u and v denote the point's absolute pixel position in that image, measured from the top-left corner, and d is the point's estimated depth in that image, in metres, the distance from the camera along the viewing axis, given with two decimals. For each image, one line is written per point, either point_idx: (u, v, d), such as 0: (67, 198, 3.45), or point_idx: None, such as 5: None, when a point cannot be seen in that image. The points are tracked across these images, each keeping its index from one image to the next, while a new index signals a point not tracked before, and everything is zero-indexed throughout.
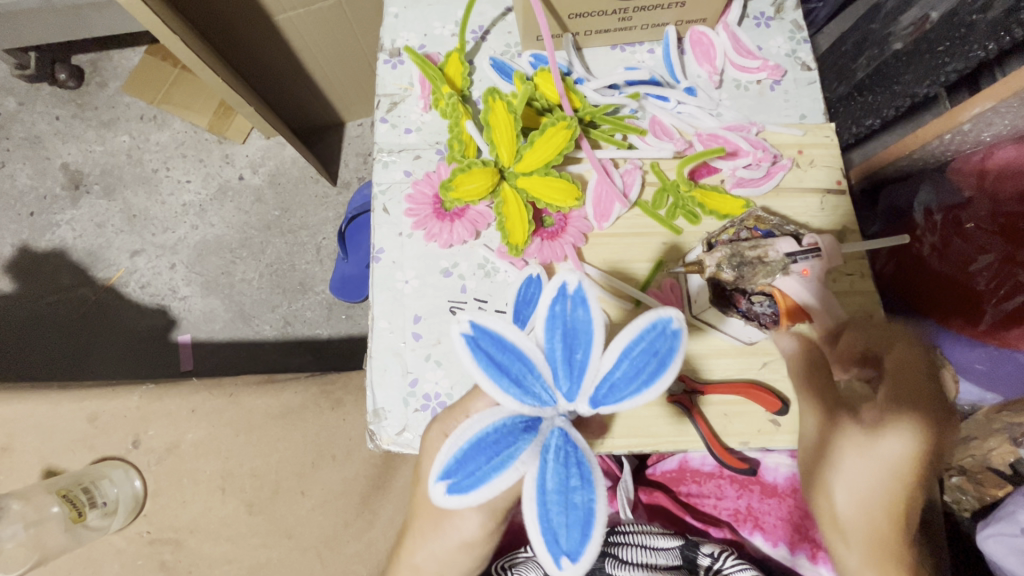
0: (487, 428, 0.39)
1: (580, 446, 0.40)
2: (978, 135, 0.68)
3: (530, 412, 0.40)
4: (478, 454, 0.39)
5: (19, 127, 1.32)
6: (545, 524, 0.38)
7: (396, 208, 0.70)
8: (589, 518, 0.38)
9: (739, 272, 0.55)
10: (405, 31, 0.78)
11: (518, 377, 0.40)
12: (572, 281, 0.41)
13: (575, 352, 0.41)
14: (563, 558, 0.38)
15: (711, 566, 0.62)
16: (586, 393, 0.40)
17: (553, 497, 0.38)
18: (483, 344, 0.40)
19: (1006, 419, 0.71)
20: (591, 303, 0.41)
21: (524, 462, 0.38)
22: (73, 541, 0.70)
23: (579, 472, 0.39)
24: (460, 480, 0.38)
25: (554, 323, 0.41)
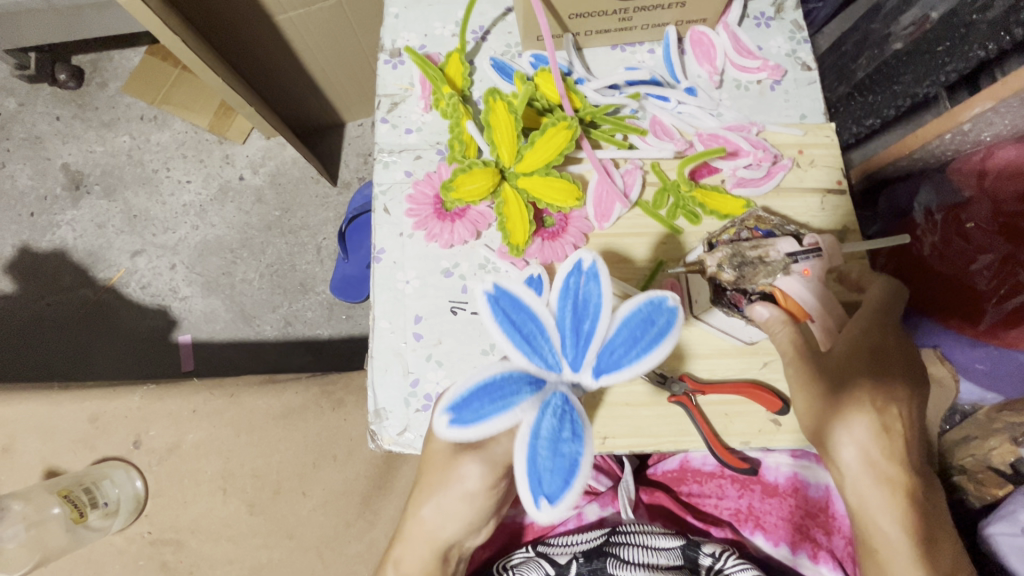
0: (494, 376, 0.44)
1: (575, 409, 0.44)
2: (978, 135, 0.69)
3: (535, 370, 0.44)
4: (481, 397, 0.43)
5: (19, 127, 1.32)
6: (533, 467, 0.42)
7: (396, 208, 0.71)
8: (573, 469, 0.42)
9: (739, 272, 0.57)
10: (405, 32, 0.78)
11: (529, 337, 0.45)
12: (587, 258, 0.45)
13: (584, 322, 0.45)
14: (543, 500, 0.41)
15: (712, 566, 0.62)
16: (586, 360, 0.45)
17: (544, 444, 0.42)
18: (502, 303, 0.45)
19: (1006, 418, 0.70)
20: (602, 280, 0.45)
21: (524, 410, 0.43)
22: (74, 542, 0.70)
23: (570, 428, 0.43)
24: (462, 417, 0.42)
25: (569, 295, 0.46)
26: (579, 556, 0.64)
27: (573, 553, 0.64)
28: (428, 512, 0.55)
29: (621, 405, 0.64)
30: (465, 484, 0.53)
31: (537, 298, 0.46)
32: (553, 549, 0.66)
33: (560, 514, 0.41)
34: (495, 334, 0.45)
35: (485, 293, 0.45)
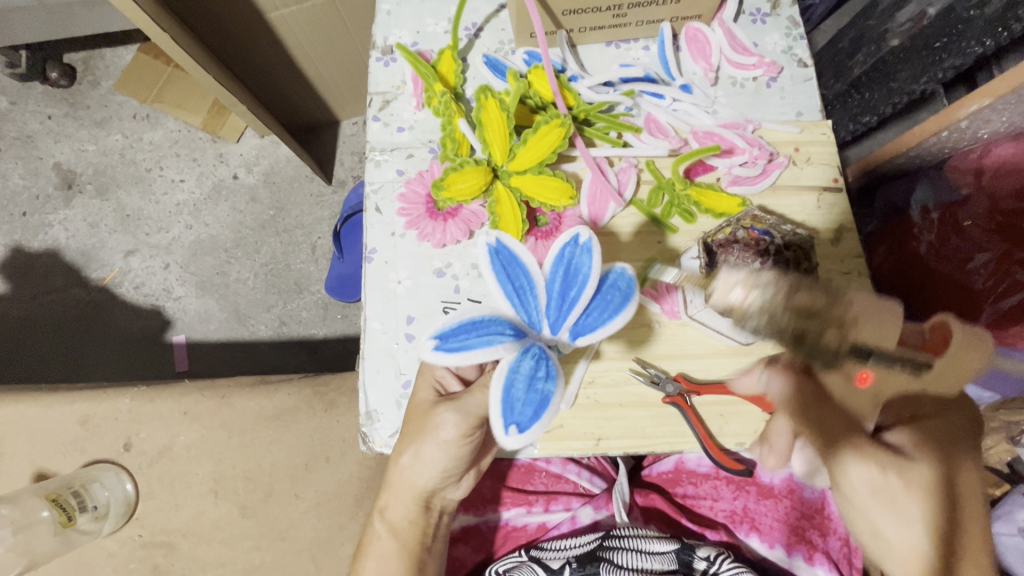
0: (482, 315, 0.48)
1: (553, 357, 0.48)
2: (975, 132, 0.67)
3: (519, 321, 0.49)
4: (467, 330, 0.47)
5: (10, 126, 1.31)
6: (507, 395, 0.46)
7: (388, 207, 0.70)
8: (544, 403, 0.46)
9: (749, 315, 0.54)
10: (397, 28, 0.77)
11: (519, 290, 0.49)
12: (584, 233, 0.50)
13: (571, 287, 0.50)
14: (513, 426, 0.45)
15: (706, 569, 0.61)
16: (565, 321, 0.49)
17: (521, 381, 0.46)
18: (500, 254, 0.49)
19: (1004, 417, 0.69)
20: (595, 254, 0.49)
21: (505, 346, 0.46)
22: (63, 545, 0.69)
23: (546, 368, 0.46)
24: (448, 342, 0.46)
25: (562, 261, 0.50)
26: (573, 561, 0.63)
27: (566, 558, 0.64)
28: (408, 458, 0.57)
29: (615, 406, 0.63)
30: (441, 433, 0.54)
31: (533, 259, 0.50)
32: (546, 552, 0.65)
33: (525, 441, 0.45)
34: (490, 283, 0.49)
35: (487, 247, 0.49)
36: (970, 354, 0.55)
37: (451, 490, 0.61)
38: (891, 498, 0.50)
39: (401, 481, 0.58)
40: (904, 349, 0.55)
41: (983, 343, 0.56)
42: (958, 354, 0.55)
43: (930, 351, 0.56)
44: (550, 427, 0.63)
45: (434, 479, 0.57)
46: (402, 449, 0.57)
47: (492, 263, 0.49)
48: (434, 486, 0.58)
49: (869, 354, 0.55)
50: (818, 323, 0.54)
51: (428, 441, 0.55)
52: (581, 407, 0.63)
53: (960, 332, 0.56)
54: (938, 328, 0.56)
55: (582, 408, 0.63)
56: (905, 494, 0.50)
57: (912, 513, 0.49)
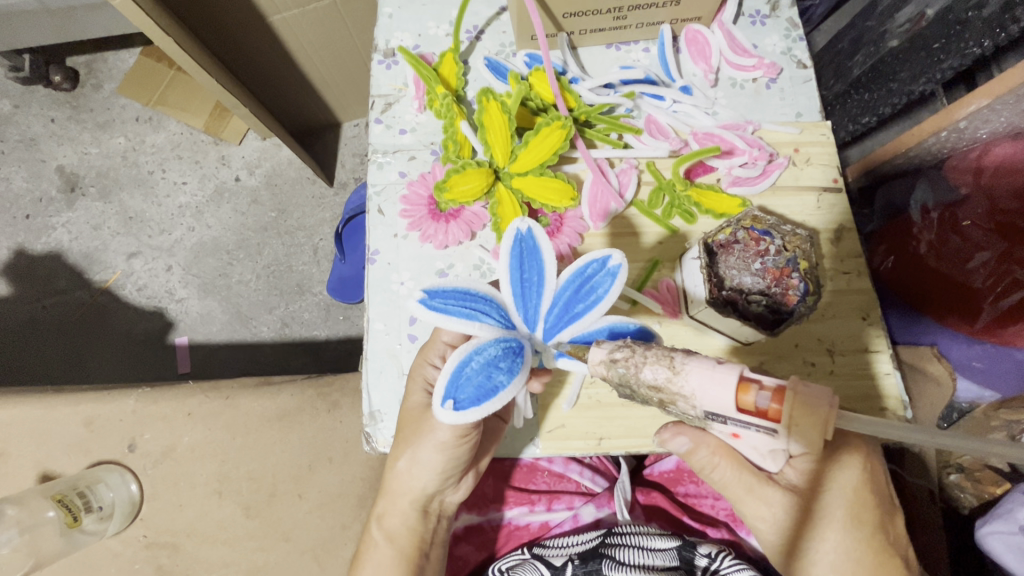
0: (475, 289, 0.49)
1: (524, 358, 0.48)
2: (975, 132, 0.68)
3: (513, 310, 0.49)
4: (457, 298, 0.48)
5: (13, 129, 1.32)
6: (459, 371, 0.45)
7: (390, 208, 0.70)
8: (490, 392, 0.45)
9: (619, 386, 0.44)
10: (399, 31, 0.77)
11: (524, 284, 0.49)
12: (616, 258, 0.49)
13: (579, 303, 0.50)
14: (449, 400, 0.44)
15: (708, 566, 0.62)
16: (559, 332, 0.50)
17: (477, 360, 0.46)
18: (522, 246, 0.49)
19: (1004, 416, 0.71)
20: (617, 282, 0.49)
21: (482, 326, 0.47)
22: (69, 546, 0.70)
23: (509, 363, 0.47)
24: (434, 300, 0.47)
25: (581, 276, 0.50)
26: (575, 558, 0.64)
27: (568, 556, 0.64)
28: (404, 463, 0.57)
29: (617, 406, 0.64)
30: (437, 434, 0.54)
31: (554, 265, 0.50)
32: (549, 550, 0.66)
33: (456, 421, 0.44)
34: (501, 265, 0.49)
35: (515, 231, 0.49)
36: (806, 428, 0.41)
37: (449, 493, 0.61)
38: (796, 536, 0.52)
39: (397, 488, 0.58)
40: (750, 419, 0.41)
41: (827, 409, 0.41)
42: (801, 423, 0.41)
43: (772, 418, 0.41)
44: (552, 426, 0.63)
45: (431, 482, 0.57)
46: (398, 453, 0.57)
47: (511, 249, 0.49)
48: (433, 489, 0.58)
49: (723, 421, 0.42)
50: (667, 398, 0.43)
51: (426, 443, 0.55)
52: (583, 407, 0.64)
53: (805, 394, 0.41)
54: (776, 389, 0.41)
55: (584, 407, 0.64)
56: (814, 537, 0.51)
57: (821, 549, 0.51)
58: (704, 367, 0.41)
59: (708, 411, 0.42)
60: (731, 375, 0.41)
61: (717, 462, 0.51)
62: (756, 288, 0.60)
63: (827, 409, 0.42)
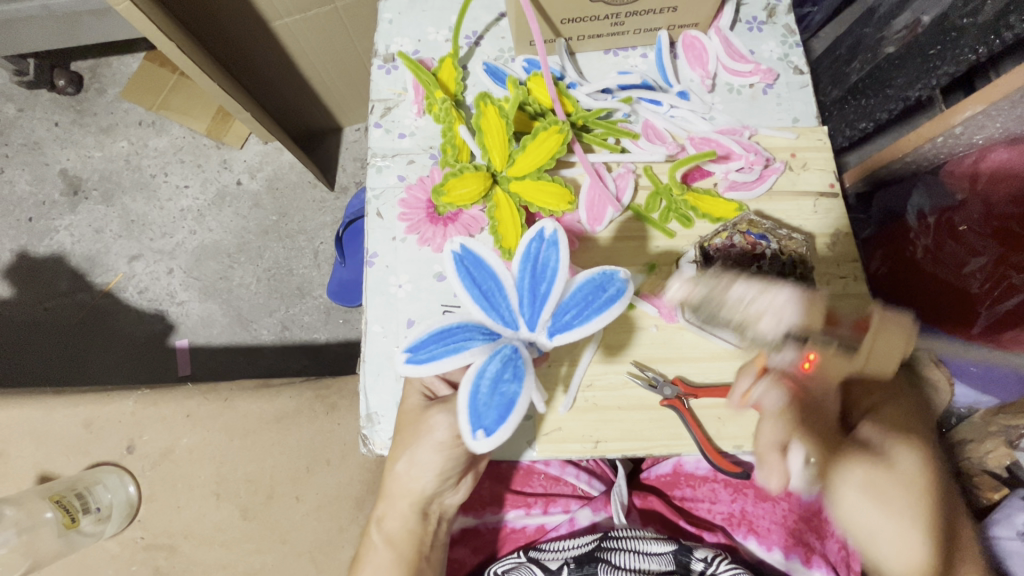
0: (452, 324, 0.49)
1: (523, 356, 0.47)
2: (970, 138, 0.68)
3: (491, 321, 0.49)
4: (436, 341, 0.48)
5: (18, 133, 1.33)
6: (473, 401, 0.46)
7: (390, 212, 0.71)
8: (510, 405, 0.45)
9: (706, 301, 0.57)
10: (399, 37, 0.78)
11: (488, 294, 0.49)
12: (549, 228, 0.50)
13: (542, 283, 0.49)
14: (479, 431, 0.45)
15: (704, 570, 0.61)
16: (540, 316, 0.48)
17: (484, 382, 0.46)
18: (467, 262, 0.50)
19: (1002, 421, 0.72)
20: (561, 248, 0.50)
21: (471, 351, 0.47)
22: (67, 546, 0.70)
23: (512, 370, 0.46)
24: (417, 354, 0.48)
25: (530, 260, 0.50)
26: (571, 562, 0.64)
27: (564, 559, 0.64)
28: (403, 464, 0.57)
29: (614, 409, 0.64)
30: (435, 435, 0.55)
31: (500, 261, 0.50)
32: (544, 554, 0.66)
33: (495, 445, 0.45)
34: (456, 290, 0.50)
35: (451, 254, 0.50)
36: (887, 342, 0.52)
37: (448, 495, 0.61)
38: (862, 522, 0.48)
39: (394, 491, 0.58)
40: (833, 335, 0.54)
41: (908, 334, 0.52)
42: (880, 342, 0.52)
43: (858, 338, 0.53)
44: (548, 428, 0.64)
45: (430, 483, 0.57)
46: (397, 455, 0.57)
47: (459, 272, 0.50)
48: (432, 490, 0.58)
49: (806, 340, 0.54)
50: (757, 311, 0.55)
51: (426, 443, 0.55)
52: (581, 409, 0.64)
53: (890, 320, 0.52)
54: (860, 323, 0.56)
55: (582, 410, 0.64)
56: (860, 466, 0.49)
57: (870, 483, 0.48)
58: (798, 293, 0.54)
59: (793, 326, 0.54)
60: (817, 299, 0.54)
61: (794, 424, 0.53)
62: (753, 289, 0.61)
63: (906, 335, 0.52)
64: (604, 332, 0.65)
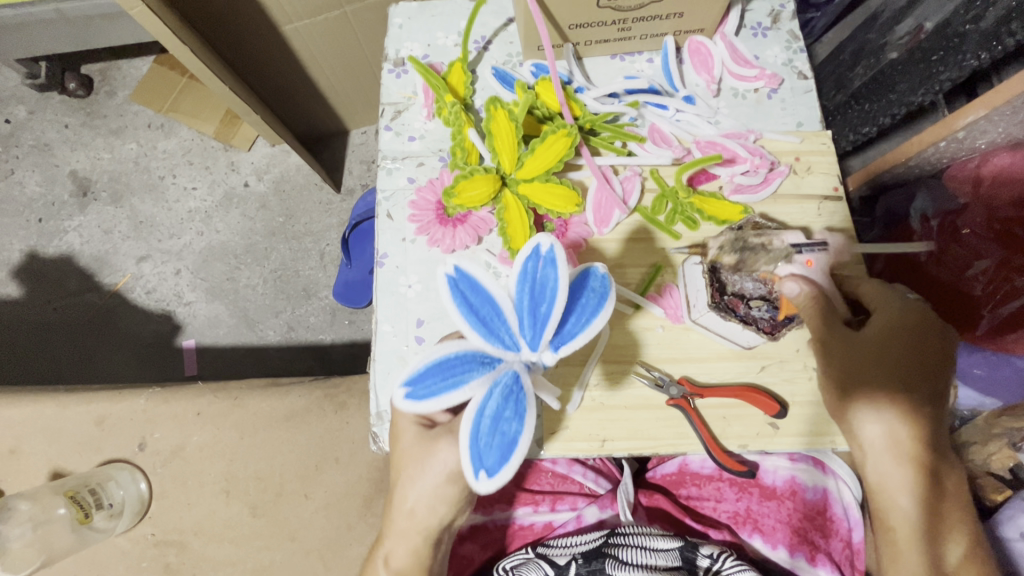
0: (450, 354, 0.46)
1: (524, 390, 0.45)
2: (973, 143, 0.70)
3: (491, 349, 0.46)
4: (435, 374, 0.45)
5: (28, 134, 1.34)
6: (473, 440, 0.43)
7: (399, 213, 0.72)
8: (512, 447, 0.43)
9: (740, 256, 0.60)
10: (409, 42, 0.79)
11: (486, 320, 0.46)
12: (545, 243, 0.46)
13: (541, 303, 0.46)
14: (482, 472, 0.43)
15: (710, 567, 0.62)
16: (542, 338, 0.46)
17: (486, 421, 0.44)
18: (462, 286, 0.47)
19: (1006, 424, 0.72)
20: (560, 265, 0.46)
21: (471, 387, 0.44)
22: (80, 542, 0.71)
23: (513, 408, 0.44)
24: (416, 390, 0.44)
25: (527, 278, 0.47)
26: (579, 557, 0.64)
27: (573, 554, 0.65)
28: (411, 463, 0.57)
29: (620, 408, 0.65)
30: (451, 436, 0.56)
31: (496, 281, 0.47)
32: (553, 550, 0.67)
33: (498, 485, 0.43)
34: (453, 316, 0.47)
35: (445, 277, 0.47)
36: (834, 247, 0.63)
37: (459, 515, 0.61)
38: (919, 442, 0.58)
39: (401, 494, 0.59)
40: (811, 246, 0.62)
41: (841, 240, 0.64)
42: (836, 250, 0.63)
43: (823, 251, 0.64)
44: (557, 428, 0.64)
45: (447, 509, 0.58)
46: (405, 453, 0.58)
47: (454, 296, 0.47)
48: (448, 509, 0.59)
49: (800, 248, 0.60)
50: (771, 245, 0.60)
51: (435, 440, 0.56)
52: (588, 409, 0.65)
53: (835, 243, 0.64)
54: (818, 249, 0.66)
55: (587, 410, 0.65)
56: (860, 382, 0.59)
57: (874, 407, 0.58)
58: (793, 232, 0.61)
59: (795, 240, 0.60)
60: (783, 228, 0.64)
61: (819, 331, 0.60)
62: (760, 292, 0.62)
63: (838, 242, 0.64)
64: (610, 332, 0.66)
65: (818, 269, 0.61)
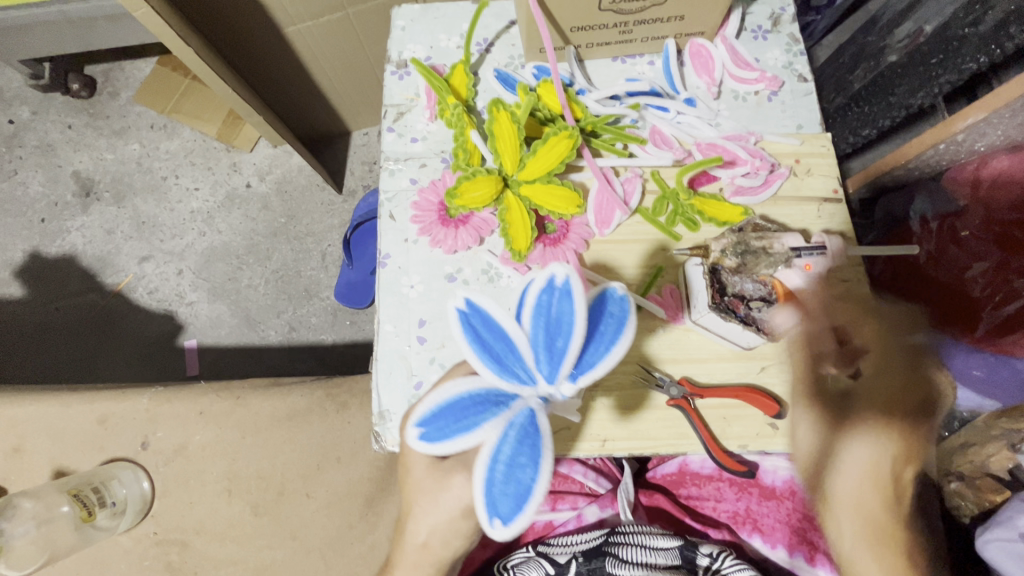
0: (463, 394, 0.45)
1: (541, 429, 0.43)
2: (972, 145, 0.71)
3: (505, 386, 0.45)
4: (448, 414, 0.45)
5: (31, 135, 1.35)
6: (487, 486, 0.42)
7: (402, 214, 0.72)
8: (526, 495, 0.41)
9: (742, 259, 0.61)
10: (411, 44, 0.80)
11: (499, 356, 0.46)
12: (560, 275, 0.46)
13: (558, 337, 0.45)
14: (497, 520, 0.41)
15: (710, 565, 0.63)
16: (559, 372, 0.44)
17: (500, 465, 0.42)
18: (475, 322, 0.48)
19: (1004, 425, 0.72)
20: (574, 297, 0.45)
21: (485, 429, 0.43)
22: (83, 540, 0.72)
23: (528, 453, 0.42)
24: (429, 431, 0.45)
25: (542, 312, 0.46)
26: (579, 555, 0.65)
27: (573, 553, 0.65)
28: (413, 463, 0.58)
29: (621, 408, 0.65)
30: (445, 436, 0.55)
31: (509, 317, 0.47)
32: (554, 548, 0.67)
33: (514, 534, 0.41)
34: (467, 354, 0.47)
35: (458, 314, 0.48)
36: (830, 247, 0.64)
37: None
38: (848, 468, 0.63)
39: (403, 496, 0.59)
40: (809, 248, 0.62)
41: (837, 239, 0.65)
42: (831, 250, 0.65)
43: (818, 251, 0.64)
44: (558, 428, 0.65)
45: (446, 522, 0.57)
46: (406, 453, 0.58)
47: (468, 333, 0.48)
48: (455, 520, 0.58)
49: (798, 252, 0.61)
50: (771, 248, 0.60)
51: None
52: (588, 409, 0.65)
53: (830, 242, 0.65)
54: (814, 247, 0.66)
55: (588, 410, 0.65)
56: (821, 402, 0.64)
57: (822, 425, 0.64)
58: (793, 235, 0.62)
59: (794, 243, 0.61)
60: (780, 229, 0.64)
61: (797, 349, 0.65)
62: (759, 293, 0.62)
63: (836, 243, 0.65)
64: None
65: (817, 274, 0.62)
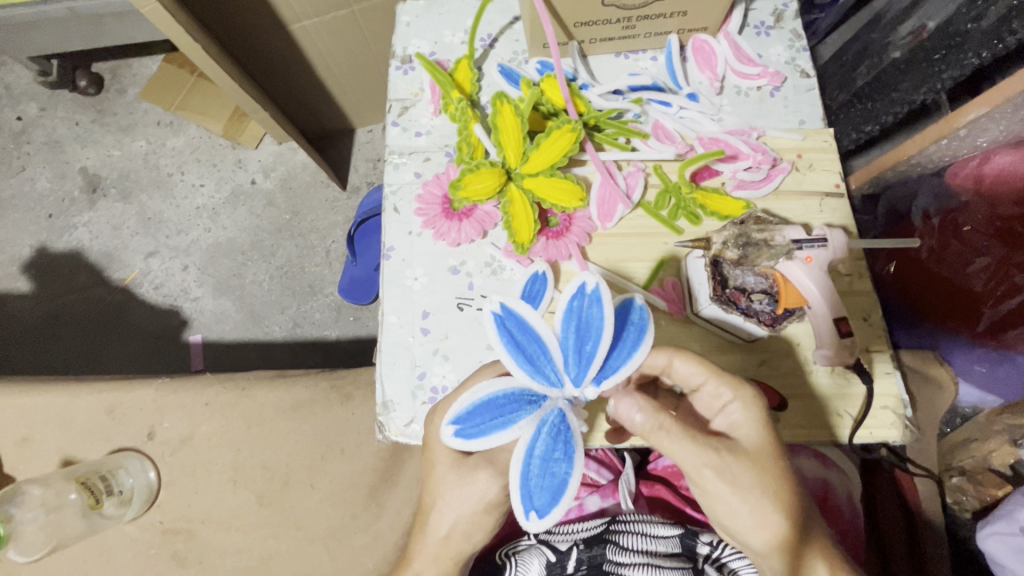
0: (498, 393, 0.48)
1: (570, 429, 0.47)
2: (974, 140, 0.70)
3: (537, 386, 0.48)
4: (484, 411, 0.48)
5: (40, 131, 1.36)
6: (523, 480, 0.46)
7: (406, 207, 0.73)
8: (560, 488, 0.46)
9: (743, 251, 0.60)
10: (416, 39, 0.81)
11: (531, 358, 0.49)
12: (591, 282, 0.49)
13: (586, 341, 0.48)
14: (532, 512, 0.46)
15: (710, 554, 0.65)
16: (586, 376, 0.48)
17: (535, 462, 0.46)
18: (509, 324, 0.49)
19: (1006, 421, 0.77)
20: (604, 304, 0.48)
21: (521, 427, 0.47)
22: (90, 528, 0.73)
23: (563, 449, 0.47)
24: (465, 428, 0.48)
25: (573, 317, 0.49)
26: (580, 542, 0.65)
27: (574, 540, 0.66)
28: None
29: None
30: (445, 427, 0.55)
31: (542, 320, 0.49)
32: (555, 536, 0.67)
33: (546, 525, 0.46)
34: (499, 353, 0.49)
35: (492, 315, 0.50)
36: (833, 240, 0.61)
37: None
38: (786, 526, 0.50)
39: None
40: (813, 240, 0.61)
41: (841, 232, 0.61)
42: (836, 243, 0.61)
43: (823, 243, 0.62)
44: None
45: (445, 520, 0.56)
46: None
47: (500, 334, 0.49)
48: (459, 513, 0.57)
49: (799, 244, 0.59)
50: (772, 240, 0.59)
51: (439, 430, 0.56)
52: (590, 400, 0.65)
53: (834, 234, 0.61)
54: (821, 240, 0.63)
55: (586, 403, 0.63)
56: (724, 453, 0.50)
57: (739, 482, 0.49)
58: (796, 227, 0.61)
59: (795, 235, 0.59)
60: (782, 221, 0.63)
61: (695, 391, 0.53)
62: (760, 286, 0.63)
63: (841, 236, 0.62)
64: None
65: (819, 267, 0.59)
